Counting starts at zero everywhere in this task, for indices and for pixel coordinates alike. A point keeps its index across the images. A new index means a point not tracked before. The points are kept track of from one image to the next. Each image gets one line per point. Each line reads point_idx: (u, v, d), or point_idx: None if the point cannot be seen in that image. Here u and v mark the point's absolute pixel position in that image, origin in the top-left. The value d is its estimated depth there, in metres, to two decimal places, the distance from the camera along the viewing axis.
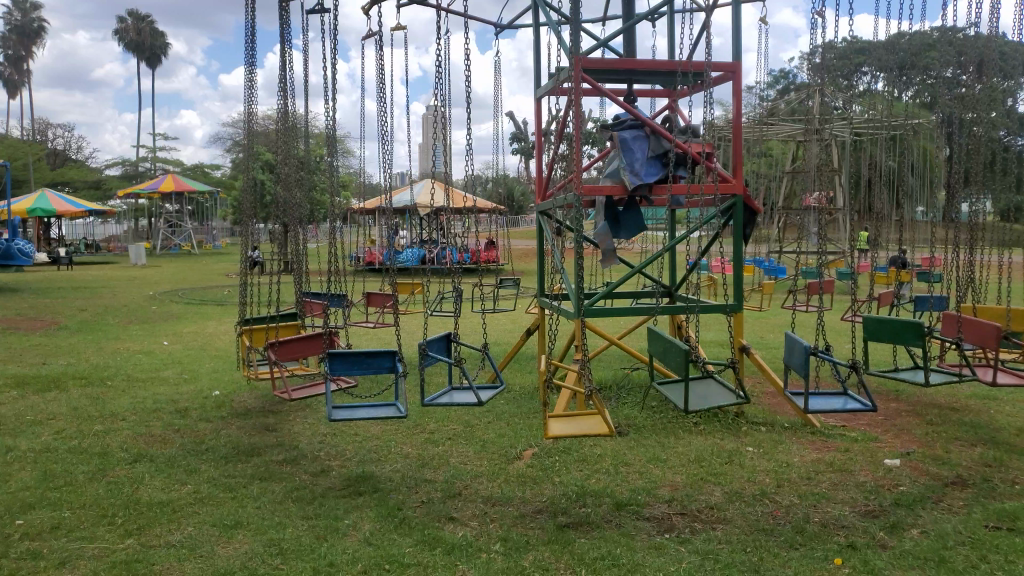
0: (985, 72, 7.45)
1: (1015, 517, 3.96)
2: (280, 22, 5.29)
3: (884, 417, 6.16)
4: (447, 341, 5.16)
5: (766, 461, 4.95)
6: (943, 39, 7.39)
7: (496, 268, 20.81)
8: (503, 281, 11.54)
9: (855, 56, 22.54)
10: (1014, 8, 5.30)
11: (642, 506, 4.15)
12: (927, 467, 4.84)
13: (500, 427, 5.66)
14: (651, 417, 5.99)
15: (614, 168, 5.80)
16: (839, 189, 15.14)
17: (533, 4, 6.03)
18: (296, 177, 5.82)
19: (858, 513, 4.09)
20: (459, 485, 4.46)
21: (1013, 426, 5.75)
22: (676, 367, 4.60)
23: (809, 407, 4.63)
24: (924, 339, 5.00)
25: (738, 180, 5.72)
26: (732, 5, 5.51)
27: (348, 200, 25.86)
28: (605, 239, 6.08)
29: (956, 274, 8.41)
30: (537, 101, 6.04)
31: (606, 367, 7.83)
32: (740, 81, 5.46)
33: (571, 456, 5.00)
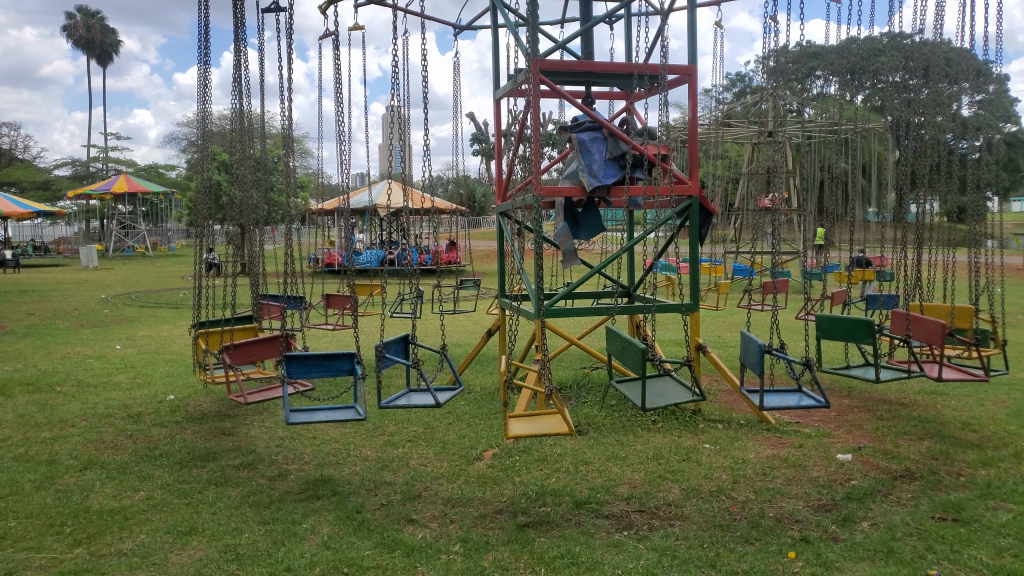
0: (932, 78, 7.67)
1: (960, 508, 4.08)
2: (234, 21, 5.21)
3: (837, 413, 6.30)
4: (405, 343, 5.13)
5: (723, 457, 5.04)
6: (892, 45, 7.60)
7: (457, 269, 20.80)
8: (464, 282, 11.53)
9: (808, 59, 22.96)
10: (958, 14, 5.48)
11: (602, 504, 4.19)
12: (877, 461, 4.97)
13: (460, 428, 5.66)
14: (611, 416, 6.04)
15: (573, 169, 5.83)
16: (794, 190, 15.43)
17: (492, 5, 6.04)
18: (252, 178, 5.74)
19: (811, 508, 4.18)
20: (419, 487, 4.45)
21: (959, 420, 5.94)
22: (634, 366, 4.64)
23: (764, 405, 4.70)
24: (875, 336, 5.12)
25: (694, 182, 5.79)
26: (687, 9, 5.59)
27: (307, 202, 25.56)
28: (566, 239, 6.09)
29: (905, 273, 8.63)
30: (496, 102, 6.06)
31: (566, 367, 7.87)
32: (696, 84, 5.54)
33: (532, 456, 5.03)
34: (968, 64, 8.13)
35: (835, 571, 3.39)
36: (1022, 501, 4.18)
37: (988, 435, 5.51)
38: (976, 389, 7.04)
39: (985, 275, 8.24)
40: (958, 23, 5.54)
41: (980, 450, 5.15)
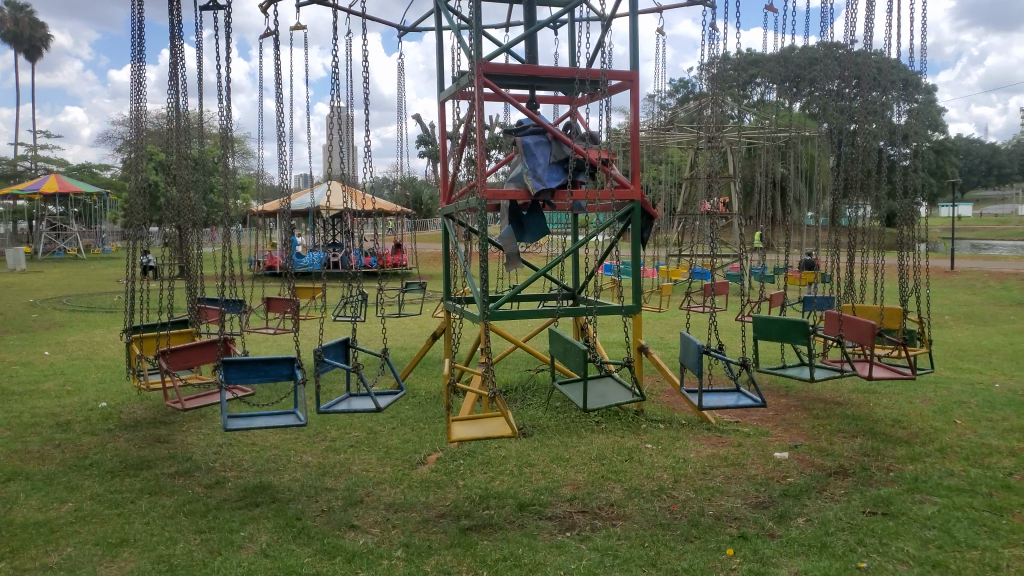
0: (865, 88, 7.95)
1: (889, 503, 4.23)
2: (170, 18, 5.08)
3: (774, 412, 6.46)
4: (346, 347, 5.07)
5: (664, 457, 5.11)
6: (827, 55, 7.84)
7: (403, 272, 20.67)
8: (409, 285, 11.45)
9: (748, 66, 23.53)
10: (886, 26, 5.69)
11: (545, 506, 4.21)
12: (812, 458, 5.11)
13: (404, 433, 5.61)
14: (555, 417, 6.07)
15: (517, 172, 5.86)
16: (734, 194, 15.76)
17: (436, 7, 6.02)
18: (189, 179, 5.59)
19: (749, 505, 4.27)
20: (361, 493, 4.40)
21: (889, 418, 6.14)
22: (576, 367, 4.70)
23: (703, 404, 4.79)
24: (809, 337, 5.28)
25: (636, 186, 5.87)
26: (630, 15, 5.67)
27: (248, 204, 25.04)
28: (509, 242, 6.12)
29: (839, 275, 8.89)
30: (441, 105, 6.04)
31: (512, 370, 7.88)
32: (637, 90, 5.62)
33: (475, 459, 5.02)
34: (898, 75, 8.44)
35: (771, 566, 3.47)
36: (947, 494, 4.35)
37: (916, 431, 5.72)
38: (905, 387, 7.31)
39: (913, 278, 8.58)
40: (887, 34, 5.76)
41: (909, 446, 5.34)
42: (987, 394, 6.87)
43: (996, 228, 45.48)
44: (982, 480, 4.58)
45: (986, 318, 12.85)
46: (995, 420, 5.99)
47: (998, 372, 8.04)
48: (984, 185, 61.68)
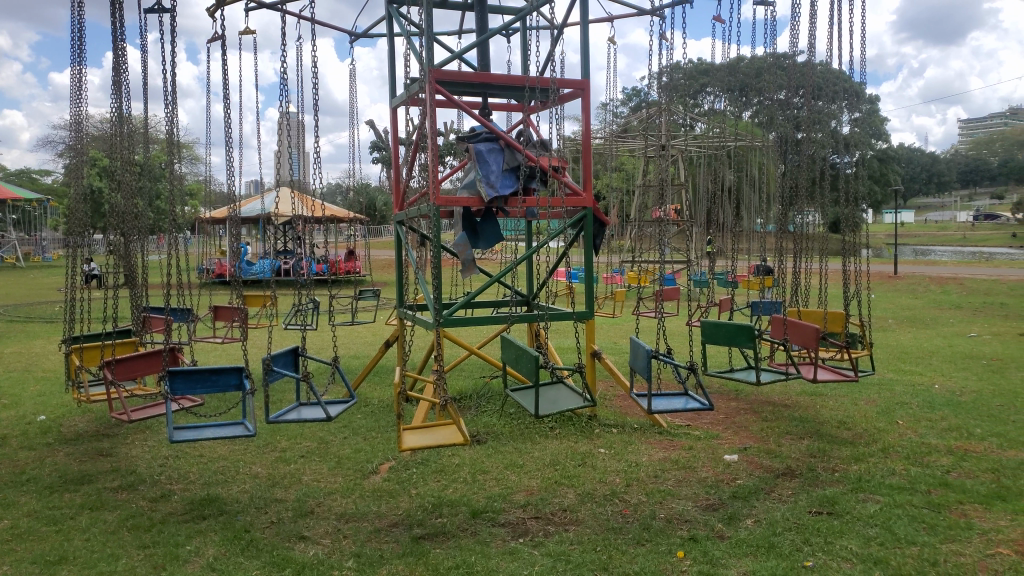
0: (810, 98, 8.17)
1: (834, 502, 4.34)
2: (112, 21, 4.97)
3: (725, 415, 6.57)
4: (295, 355, 4.99)
5: (617, 462, 5.16)
6: (776, 64, 8.03)
7: (356, 279, 20.48)
8: (362, 293, 11.35)
9: (699, 76, 23.99)
10: (828, 37, 5.86)
11: (498, 513, 4.21)
12: (761, 460, 5.22)
13: (356, 442, 5.55)
14: (509, 424, 6.08)
15: (470, 179, 5.86)
16: (685, 201, 16.01)
17: (387, 14, 6.00)
18: (134, 185, 5.46)
19: (699, 507, 4.34)
20: (312, 503, 4.34)
21: (835, 419, 6.30)
22: (528, 374, 4.72)
23: (653, 408, 4.85)
24: (755, 341, 5.39)
25: (588, 194, 5.92)
26: (581, 24, 5.72)
27: (196, 209, 24.52)
28: (466, 249, 5.91)
29: (788, 281, 9.08)
30: (393, 111, 6.01)
31: (466, 377, 7.86)
32: (589, 98, 5.68)
33: (429, 468, 4.99)
34: (842, 85, 8.67)
35: (720, 567, 3.53)
36: (889, 492, 4.48)
37: (860, 432, 5.88)
38: (850, 389, 7.52)
39: (858, 282, 8.82)
40: (829, 46, 5.94)
41: (853, 446, 5.49)
42: (928, 395, 7.10)
43: (936, 234, 47.10)
44: (921, 478, 4.73)
45: (927, 321, 13.28)
46: (935, 420, 6.18)
47: (938, 373, 8.32)
48: (924, 192, 63.79)
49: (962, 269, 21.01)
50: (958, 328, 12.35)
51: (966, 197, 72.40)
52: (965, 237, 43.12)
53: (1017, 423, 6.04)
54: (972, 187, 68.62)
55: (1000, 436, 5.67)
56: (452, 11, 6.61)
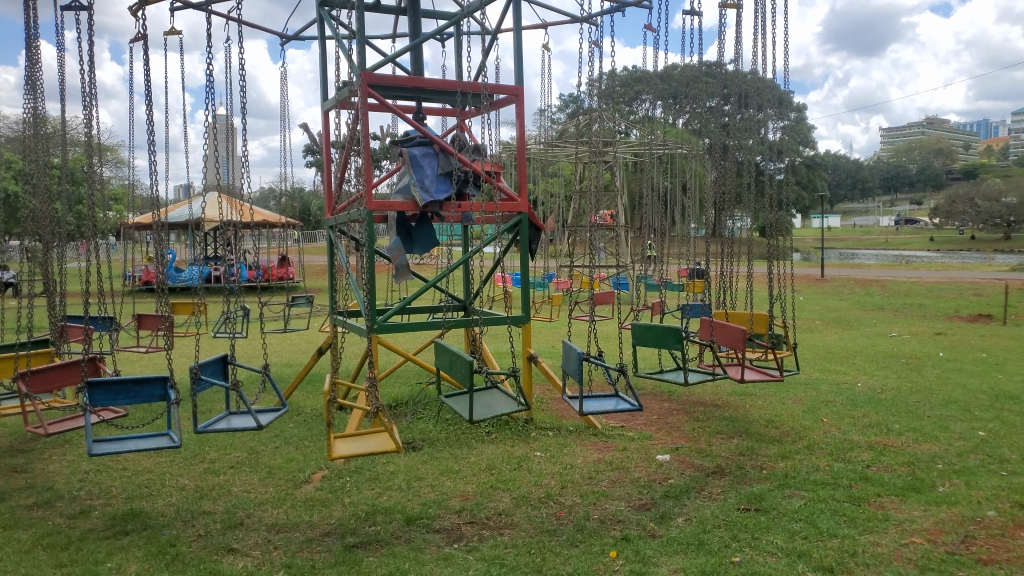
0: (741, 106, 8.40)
1: (761, 499, 4.47)
2: (25, 18, 4.78)
3: (658, 416, 6.71)
4: (223, 363, 4.85)
5: (552, 464, 5.20)
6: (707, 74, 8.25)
7: (289, 285, 20.11)
8: (295, 299, 11.13)
9: (633, 85, 24.39)
10: (753, 48, 6.05)
11: (433, 519, 4.19)
12: (692, 459, 5.33)
13: (289, 451, 5.45)
14: (445, 430, 6.06)
15: (404, 184, 5.83)
16: (620, 206, 16.25)
17: (319, 16, 5.93)
18: (50, 187, 5.22)
19: (631, 508, 4.41)
20: (241, 515, 4.24)
21: (763, 418, 6.49)
22: (462, 379, 4.72)
23: (585, 410, 4.93)
24: (683, 343, 5.52)
25: (523, 199, 5.96)
26: (515, 30, 5.77)
27: (120, 214, 23.66)
28: (399, 253, 5.97)
29: (720, 284, 9.30)
30: (325, 114, 5.94)
31: (402, 383, 7.79)
32: (522, 103, 5.73)
33: (362, 475, 4.94)
34: (772, 93, 8.93)
35: (652, 566, 3.59)
36: (812, 488, 4.64)
37: (786, 430, 6.07)
38: (778, 388, 7.75)
39: (785, 285, 9.10)
40: (753, 56, 6.12)
41: (780, 444, 5.66)
42: (851, 393, 7.38)
43: (860, 238, 48.86)
44: (844, 473, 4.91)
45: (851, 322, 13.79)
46: (857, 416, 6.43)
47: (861, 372, 8.64)
48: (848, 198, 66.26)
49: (884, 272, 21.88)
50: (880, 328, 12.87)
51: (887, 202, 75.42)
52: (887, 240, 44.93)
53: (932, 418, 6.33)
54: (892, 193, 71.56)
55: (916, 430, 5.94)
56: (385, 14, 6.57)
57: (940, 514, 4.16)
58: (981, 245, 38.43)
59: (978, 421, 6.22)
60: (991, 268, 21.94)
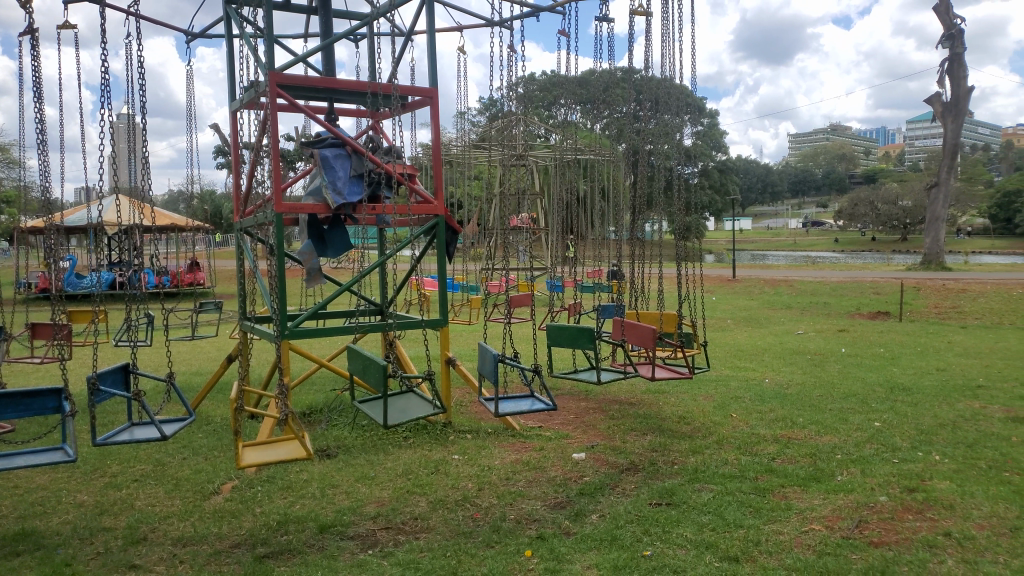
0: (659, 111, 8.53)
1: (672, 493, 4.60)
2: None
3: (575, 416, 6.80)
4: (125, 372, 4.63)
5: (470, 466, 5.21)
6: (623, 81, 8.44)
7: (199, 291, 19.44)
8: (204, 305, 10.76)
9: (552, 89, 24.69)
10: (661, 56, 6.21)
11: (347, 526, 4.14)
12: (607, 457, 5.44)
13: (197, 463, 5.27)
14: (361, 436, 5.98)
15: (316, 186, 5.72)
16: (539, 209, 16.41)
17: (225, 14, 5.77)
18: None
19: (547, 506, 4.46)
20: (145, 529, 4.09)
21: (675, 415, 6.67)
22: (376, 384, 4.68)
23: (500, 411, 4.97)
24: (596, 343, 5.64)
25: (439, 202, 5.91)
26: (429, 31, 5.75)
27: (12, 217, 22.33)
28: (310, 257, 5.88)
29: (635, 285, 9.51)
30: (232, 115, 5.78)
31: (317, 390, 7.64)
32: (437, 106, 5.71)
33: (275, 484, 4.83)
34: (684, 100, 9.21)
35: (565, 562, 3.64)
36: (721, 481, 4.80)
37: (698, 426, 6.26)
38: (690, 386, 7.99)
39: (697, 285, 9.38)
40: (662, 64, 6.30)
41: (691, 439, 5.84)
42: (759, 389, 7.67)
43: (768, 239, 50.83)
44: (750, 466, 5.10)
45: (760, 321, 14.34)
46: (764, 411, 6.69)
47: (769, 369, 8.99)
48: (757, 200, 68.78)
49: (791, 272, 22.80)
50: (787, 326, 13.41)
51: (794, 205, 78.61)
52: (795, 241, 46.84)
53: (833, 411, 6.65)
54: (799, 196, 74.63)
55: (818, 423, 6.22)
56: (296, 14, 6.45)
57: (837, 502, 4.37)
58: (881, 246, 40.50)
59: (874, 413, 6.58)
60: (889, 268, 23.16)
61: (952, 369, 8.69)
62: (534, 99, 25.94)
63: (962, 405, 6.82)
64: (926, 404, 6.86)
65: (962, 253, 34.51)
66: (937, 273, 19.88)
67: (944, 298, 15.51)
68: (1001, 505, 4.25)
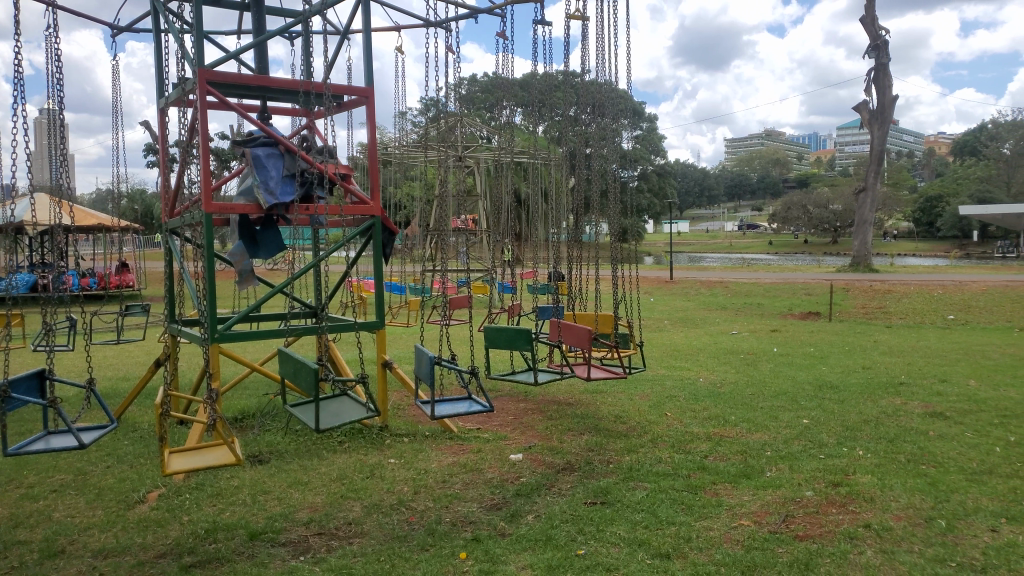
0: (599, 114, 8.58)
1: (607, 493, 4.64)
2: None
3: (513, 417, 6.82)
4: (41, 378, 4.44)
5: (406, 470, 5.16)
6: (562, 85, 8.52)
7: (127, 293, 18.77)
8: (131, 308, 10.38)
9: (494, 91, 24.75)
10: (596, 60, 6.28)
11: (279, 532, 4.05)
12: (544, 457, 5.46)
13: (121, 471, 5.08)
14: (294, 441, 5.86)
15: (248, 186, 5.58)
16: (479, 210, 16.41)
17: (152, 8, 5.59)
18: None
19: (483, 508, 4.46)
20: (63, 541, 3.92)
21: (612, 414, 6.76)
22: (308, 387, 4.60)
23: (436, 413, 4.95)
24: (533, 344, 5.67)
25: (376, 202, 5.84)
26: (366, 30, 5.68)
27: None
28: (242, 258, 5.80)
29: (574, 286, 9.59)
30: (161, 113, 5.61)
31: (250, 395, 7.46)
32: (373, 106, 5.65)
33: (204, 492, 4.70)
34: (621, 105, 9.35)
35: (500, 564, 3.65)
36: (654, 479, 4.88)
37: (633, 425, 6.34)
38: (627, 385, 8.10)
39: (634, 286, 9.51)
40: (598, 70, 6.38)
41: (626, 438, 5.92)
42: (693, 388, 7.82)
43: (705, 242, 51.92)
44: (683, 463, 5.21)
45: (696, 321, 14.62)
46: (698, 409, 6.84)
47: (703, 368, 9.18)
48: (694, 204, 70.22)
49: (727, 274, 23.36)
50: (722, 326, 13.72)
51: (729, 208, 80.51)
52: (730, 244, 47.98)
53: (764, 408, 6.84)
54: (734, 199, 76.48)
55: (749, 421, 6.39)
56: (228, 10, 6.30)
57: (766, 497, 4.49)
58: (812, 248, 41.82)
59: (803, 410, 6.79)
60: (820, 270, 23.95)
61: (877, 367, 9.04)
62: (475, 101, 25.93)
63: (885, 402, 7.09)
64: (851, 401, 7.11)
65: (887, 255, 35.96)
66: (866, 275, 20.66)
67: (872, 299, 16.10)
68: (918, 497, 4.44)
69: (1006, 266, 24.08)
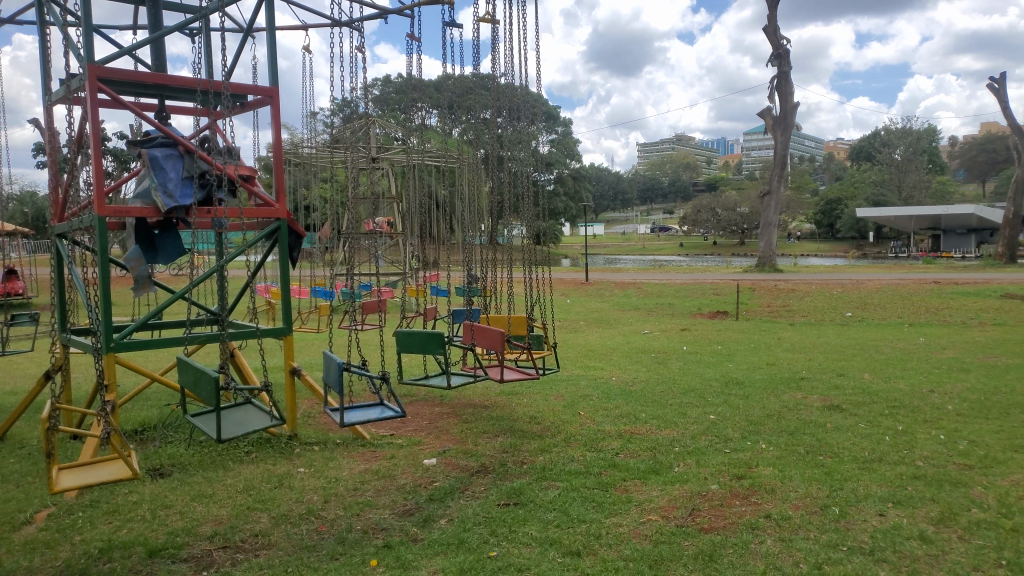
0: (513, 117, 8.63)
1: (519, 493, 4.67)
2: None
3: (428, 421, 6.77)
4: None
5: (316, 479, 5.05)
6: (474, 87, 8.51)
7: (17, 301, 17.64)
8: (20, 317, 9.77)
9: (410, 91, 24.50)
10: (504, 64, 6.30)
11: (180, 548, 3.89)
12: (457, 461, 5.44)
13: (6, 491, 4.76)
14: (199, 453, 5.64)
15: (144, 188, 5.33)
16: (394, 212, 16.24)
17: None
18: None
19: (395, 514, 4.40)
20: None
21: (527, 415, 6.80)
22: (209, 397, 4.44)
23: (346, 420, 4.86)
24: (446, 347, 5.65)
25: (281, 205, 5.68)
26: (269, 27, 5.53)
27: None
28: (139, 263, 5.48)
29: (490, 287, 9.60)
30: (48, 111, 5.29)
31: (150, 407, 7.13)
32: (278, 106, 5.50)
33: (99, 509, 4.47)
34: (533, 108, 9.42)
35: (411, 569, 3.61)
36: (567, 478, 4.93)
37: (547, 425, 6.40)
38: (542, 386, 8.16)
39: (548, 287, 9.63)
40: (508, 73, 6.39)
41: (540, 439, 5.97)
42: (607, 387, 7.96)
43: (618, 244, 52.91)
44: (595, 462, 5.28)
45: (611, 322, 14.87)
46: (610, 408, 6.96)
47: (616, 367, 9.36)
48: (608, 206, 71.60)
49: (641, 274, 23.88)
50: (634, 326, 14.03)
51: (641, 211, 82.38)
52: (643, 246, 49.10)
53: (673, 405, 7.03)
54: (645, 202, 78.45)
55: (659, 418, 6.55)
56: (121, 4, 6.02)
57: (673, 492, 4.61)
58: (721, 249, 43.26)
59: (710, 406, 7.01)
60: (727, 270, 24.83)
61: (780, 363, 9.42)
62: (390, 102, 25.65)
63: (786, 396, 7.39)
64: (756, 396, 7.39)
65: (790, 256, 37.60)
66: (771, 274, 21.53)
67: (776, 297, 16.78)
68: (814, 486, 4.65)
69: (896, 266, 25.55)
